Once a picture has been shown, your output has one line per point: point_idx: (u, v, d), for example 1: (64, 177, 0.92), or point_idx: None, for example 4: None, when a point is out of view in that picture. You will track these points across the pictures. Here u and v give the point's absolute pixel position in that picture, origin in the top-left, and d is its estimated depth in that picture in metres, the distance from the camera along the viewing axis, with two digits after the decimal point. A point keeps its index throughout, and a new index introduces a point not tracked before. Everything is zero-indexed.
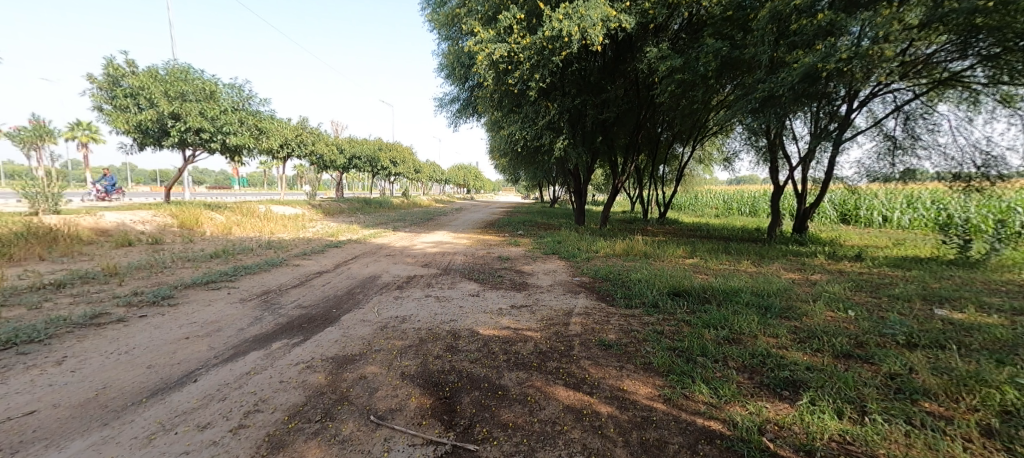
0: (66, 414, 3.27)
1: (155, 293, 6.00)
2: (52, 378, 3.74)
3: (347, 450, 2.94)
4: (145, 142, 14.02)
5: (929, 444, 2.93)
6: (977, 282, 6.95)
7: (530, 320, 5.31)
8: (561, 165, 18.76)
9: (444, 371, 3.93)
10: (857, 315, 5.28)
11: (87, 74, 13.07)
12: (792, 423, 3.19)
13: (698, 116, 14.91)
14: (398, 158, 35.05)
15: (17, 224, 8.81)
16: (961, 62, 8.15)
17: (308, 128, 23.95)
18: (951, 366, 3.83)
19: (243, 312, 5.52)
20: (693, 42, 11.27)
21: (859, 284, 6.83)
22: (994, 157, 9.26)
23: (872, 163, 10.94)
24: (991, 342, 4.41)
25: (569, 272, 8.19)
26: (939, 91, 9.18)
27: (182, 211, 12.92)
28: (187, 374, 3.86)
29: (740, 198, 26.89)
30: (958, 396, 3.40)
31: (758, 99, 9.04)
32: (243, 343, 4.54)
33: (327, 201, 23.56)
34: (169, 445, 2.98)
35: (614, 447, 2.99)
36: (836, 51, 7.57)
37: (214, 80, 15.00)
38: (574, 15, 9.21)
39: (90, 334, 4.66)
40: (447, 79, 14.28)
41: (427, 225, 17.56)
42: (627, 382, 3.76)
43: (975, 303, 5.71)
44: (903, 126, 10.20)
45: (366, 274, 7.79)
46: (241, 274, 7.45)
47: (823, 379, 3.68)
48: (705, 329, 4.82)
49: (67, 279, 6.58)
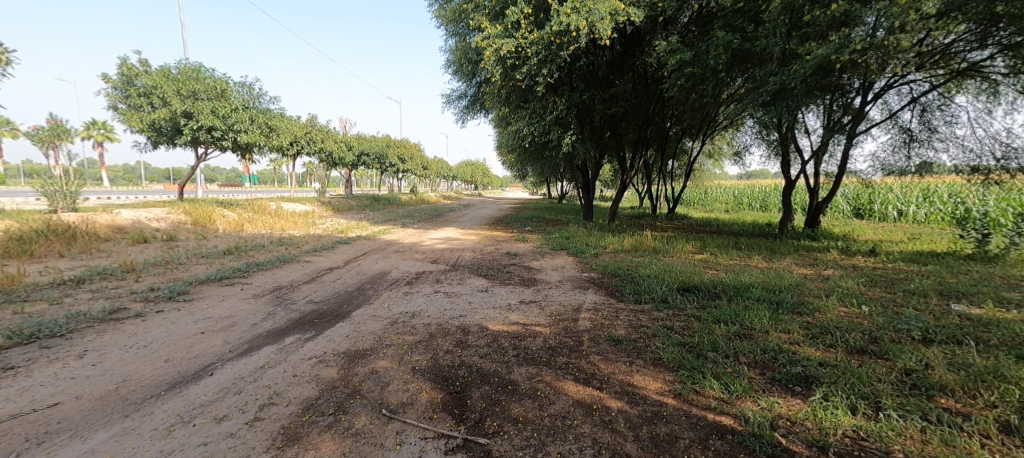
0: (88, 406, 3.36)
1: (170, 289, 6.10)
2: (74, 372, 3.84)
3: (360, 443, 2.97)
4: (158, 141, 14.25)
5: (945, 441, 2.89)
6: (996, 277, 6.80)
7: (540, 315, 5.33)
8: (568, 161, 18.69)
9: (455, 365, 3.97)
10: (871, 310, 5.22)
11: (100, 74, 13.30)
12: (805, 418, 3.16)
13: (709, 110, 14.72)
14: (406, 155, 35.04)
15: (38, 222, 9.03)
16: (980, 52, 7.94)
17: (317, 126, 24.12)
18: (968, 361, 3.77)
19: (256, 307, 5.62)
20: (703, 34, 11.13)
21: (873, 280, 6.73)
22: (1014, 148, 9.01)
23: (887, 156, 10.76)
24: (1010, 337, 4.32)
25: (577, 267, 8.21)
26: (958, 82, 8.98)
27: (194, 208, 13.11)
28: (203, 368, 3.94)
29: (752, 193, 26.56)
30: (976, 393, 3.35)
31: (770, 92, 8.89)
32: (257, 338, 4.62)
33: (336, 198, 23.77)
34: (187, 436, 3.04)
35: (624, 442, 3.00)
36: (850, 42, 7.42)
37: (225, 79, 15.20)
38: (582, 9, 9.07)
39: (108, 328, 4.76)
40: (454, 76, 14.31)
41: (435, 221, 17.63)
42: (637, 377, 3.76)
43: (993, 298, 5.60)
44: (919, 118, 9.99)
45: (375, 270, 7.85)
46: (254, 270, 7.56)
47: (837, 374, 3.65)
48: (715, 324, 4.79)
49: (86, 275, 6.72)
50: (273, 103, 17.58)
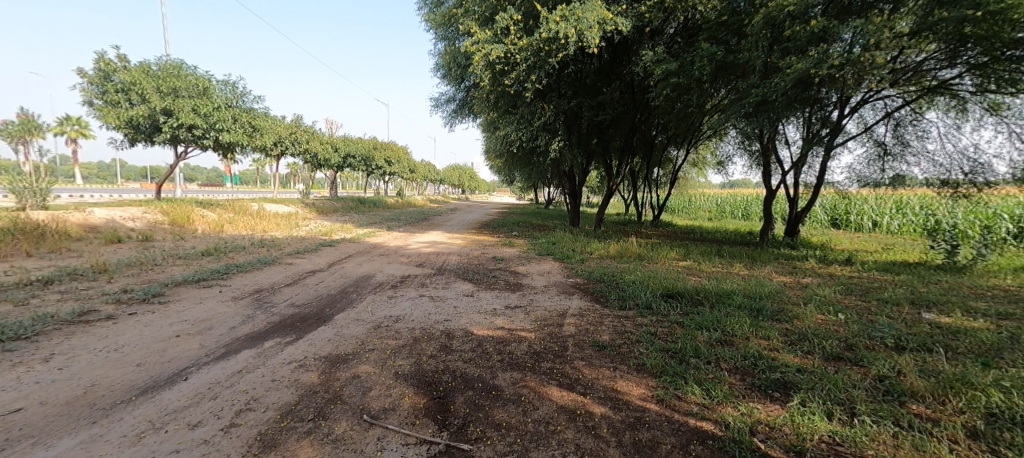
0: (53, 412, 3.23)
1: (144, 291, 5.92)
2: (39, 376, 3.69)
3: (339, 449, 2.92)
4: (135, 138, 13.88)
5: (917, 446, 2.96)
6: (964, 286, 7.06)
7: (524, 320, 5.32)
8: (555, 167, 18.78)
9: (438, 370, 3.94)
10: (847, 318, 5.37)
11: (77, 68, 12.93)
12: (783, 424, 3.22)
13: (693, 120, 15.00)
14: (393, 158, 34.75)
15: (5, 220, 8.69)
16: (950, 71, 8.26)
17: (303, 126, 23.84)
18: (938, 368, 3.90)
19: (234, 310, 5.49)
20: (688, 45, 11.37)
21: (849, 288, 6.94)
22: (981, 164, 9.37)
23: (863, 169, 11.09)
24: (977, 345, 4.48)
25: (563, 272, 8.24)
26: (928, 99, 9.33)
27: (172, 208, 12.80)
28: (178, 372, 3.83)
29: (734, 202, 27.12)
30: (945, 399, 3.45)
31: (751, 103, 9.08)
32: (234, 342, 4.51)
33: (321, 200, 23.47)
34: (159, 443, 2.94)
35: (607, 448, 3.00)
36: (827, 58, 7.65)
37: (207, 77, 14.95)
38: (571, 17, 9.21)
39: (78, 331, 4.60)
40: (442, 79, 14.32)
41: (420, 225, 17.50)
42: (620, 383, 3.78)
43: (961, 307, 5.79)
44: (893, 133, 10.35)
45: (358, 273, 7.74)
46: (233, 271, 7.40)
47: (814, 381, 3.74)
48: (698, 330, 4.86)
49: (55, 275, 6.48)
50: (256, 102, 17.27)
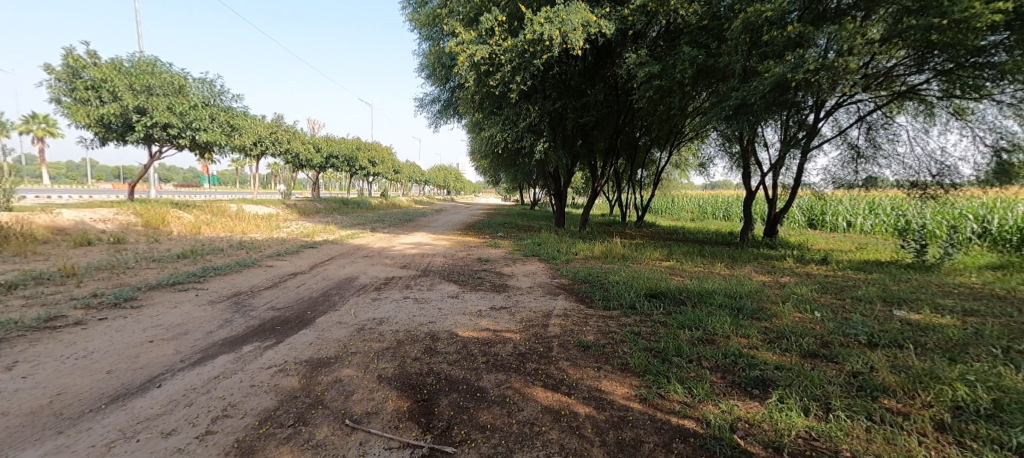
0: (16, 422, 3.10)
1: (115, 295, 5.73)
2: (1, 385, 3.53)
3: (320, 455, 2.87)
4: (107, 137, 13.42)
5: (888, 439, 3.06)
6: (933, 284, 7.33)
7: (509, 321, 5.32)
8: (540, 168, 18.83)
9: (422, 372, 3.91)
10: (823, 315, 5.52)
11: (44, 64, 12.44)
12: (761, 420, 3.29)
13: (675, 122, 15.24)
14: (377, 158, 34.39)
15: None
16: (918, 76, 8.56)
17: (284, 126, 23.42)
18: (908, 364, 4.04)
19: (211, 314, 5.35)
20: (671, 48, 11.54)
21: (825, 286, 7.14)
22: (947, 166, 9.74)
23: (838, 171, 11.40)
24: (944, 341, 4.66)
25: (548, 273, 8.27)
26: (899, 103, 9.66)
27: (146, 210, 12.42)
28: (151, 379, 3.71)
29: (715, 202, 27.61)
30: (914, 393, 3.58)
31: (731, 106, 9.25)
32: (211, 346, 4.39)
33: (303, 201, 23.05)
34: (131, 452, 2.85)
35: (591, 447, 3.02)
36: (804, 62, 7.85)
37: (182, 74, 14.59)
38: (555, 19, 9.26)
39: (44, 337, 4.43)
40: (427, 79, 14.24)
41: (405, 226, 17.34)
42: (604, 383, 3.81)
43: (930, 304, 6.01)
44: (865, 136, 10.67)
45: (341, 276, 7.63)
46: (211, 274, 7.21)
47: (791, 377, 3.83)
48: (680, 330, 4.94)
49: (19, 280, 6.21)
50: (235, 101, 16.90)
